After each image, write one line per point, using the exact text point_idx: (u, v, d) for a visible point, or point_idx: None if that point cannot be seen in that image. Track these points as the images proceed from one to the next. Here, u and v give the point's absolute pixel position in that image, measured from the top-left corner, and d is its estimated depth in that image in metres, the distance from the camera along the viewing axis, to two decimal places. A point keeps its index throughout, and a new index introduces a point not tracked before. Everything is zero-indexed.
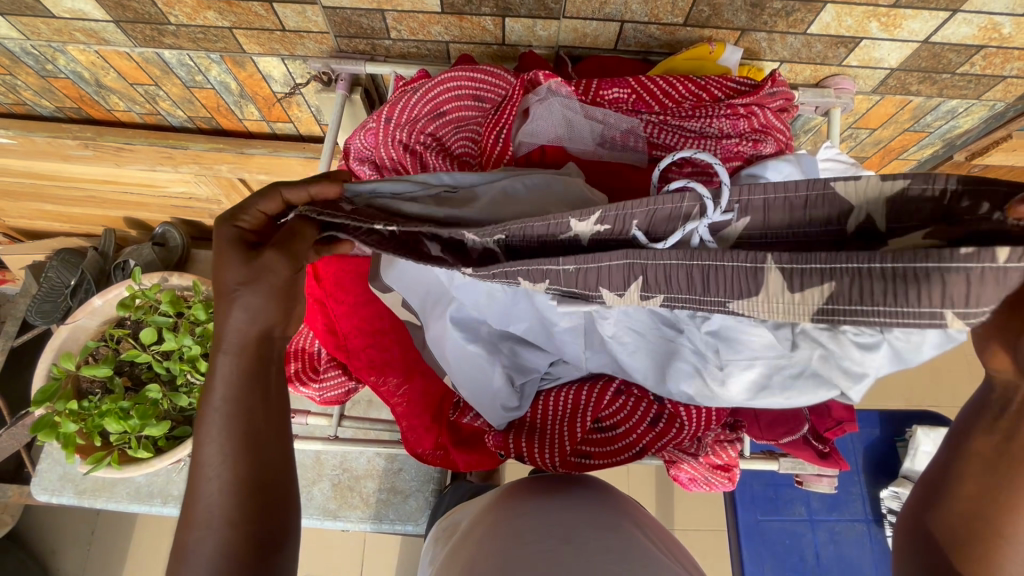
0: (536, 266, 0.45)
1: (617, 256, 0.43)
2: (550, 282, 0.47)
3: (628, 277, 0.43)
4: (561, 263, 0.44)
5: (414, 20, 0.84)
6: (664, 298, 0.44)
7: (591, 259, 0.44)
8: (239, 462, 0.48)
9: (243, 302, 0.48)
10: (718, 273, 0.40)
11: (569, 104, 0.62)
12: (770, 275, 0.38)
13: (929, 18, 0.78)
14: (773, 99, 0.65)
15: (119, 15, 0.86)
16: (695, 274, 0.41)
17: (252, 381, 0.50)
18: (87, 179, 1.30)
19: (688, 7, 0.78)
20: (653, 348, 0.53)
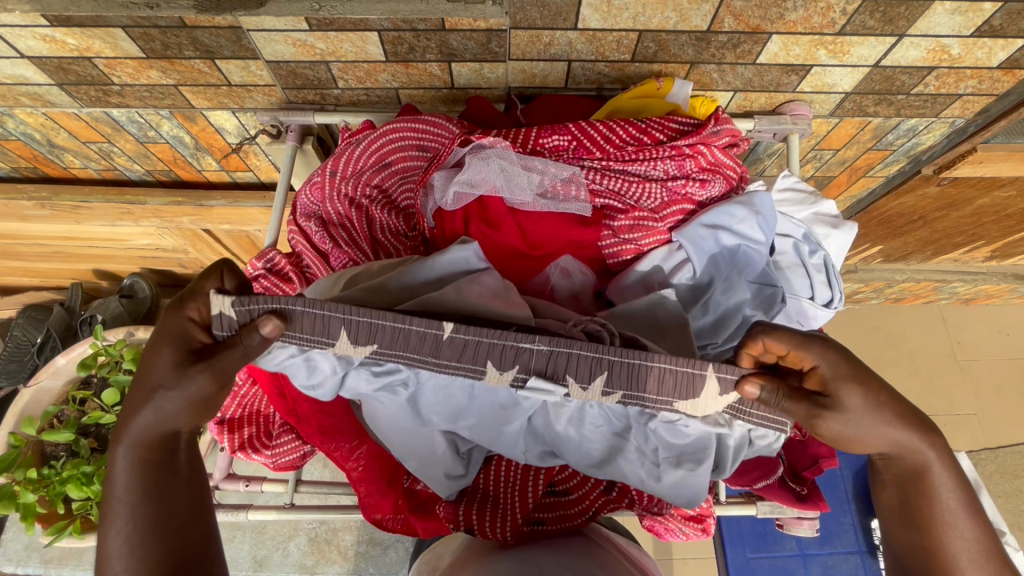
0: (512, 341, 0.45)
1: (586, 346, 0.46)
2: (520, 367, 0.46)
3: (596, 370, 0.46)
4: (535, 339, 0.45)
5: (359, 69, 0.83)
6: (622, 395, 0.47)
7: (565, 343, 0.45)
8: (147, 549, 0.44)
9: (155, 403, 0.46)
10: (648, 371, 0.46)
11: (505, 156, 0.60)
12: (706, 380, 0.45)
13: (876, 44, 0.77)
14: (718, 138, 0.64)
15: (62, 78, 0.85)
16: (653, 374, 0.46)
17: (158, 467, 0.47)
18: (49, 236, 1.28)
19: (634, 44, 0.77)
20: (605, 436, 0.52)
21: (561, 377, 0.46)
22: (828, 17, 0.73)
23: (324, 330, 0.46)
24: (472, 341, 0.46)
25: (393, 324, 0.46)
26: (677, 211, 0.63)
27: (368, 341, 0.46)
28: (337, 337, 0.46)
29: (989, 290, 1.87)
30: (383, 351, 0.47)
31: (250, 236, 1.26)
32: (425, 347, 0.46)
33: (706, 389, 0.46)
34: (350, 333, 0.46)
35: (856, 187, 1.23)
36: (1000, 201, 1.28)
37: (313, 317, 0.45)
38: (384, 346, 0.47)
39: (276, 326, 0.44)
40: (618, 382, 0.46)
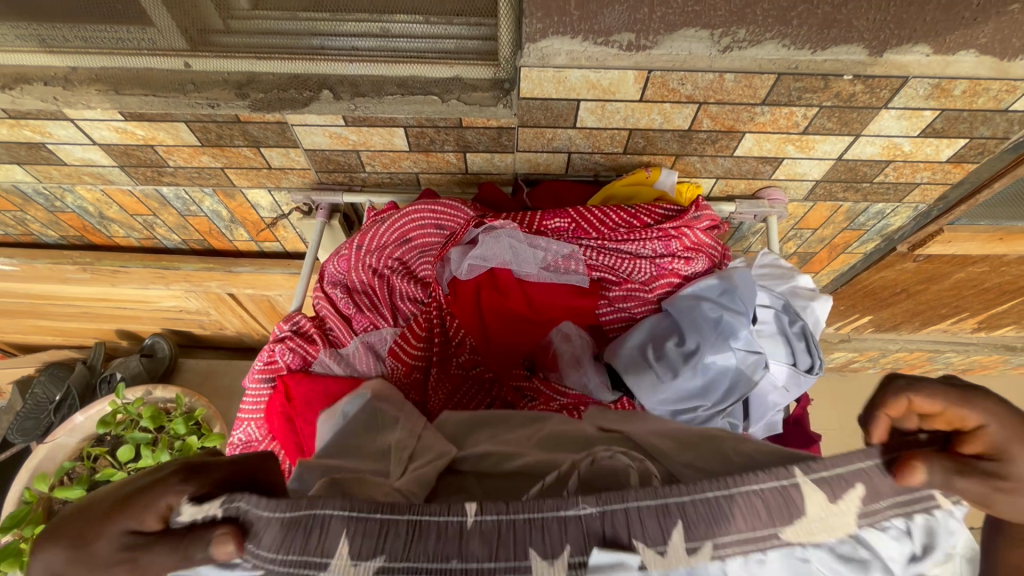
0: (546, 513, 0.35)
1: (644, 492, 0.35)
2: (571, 550, 0.34)
3: (667, 526, 0.35)
4: (579, 502, 0.35)
5: (385, 157, 0.95)
6: (713, 545, 0.35)
7: (617, 496, 0.35)
8: None
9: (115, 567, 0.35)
10: (740, 503, 0.36)
11: (514, 235, 0.68)
12: (802, 489, 0.36)
13: (837, 142, 0.88)
14: (699, 221, 0.73)
15: (125, 161, 0.97)
16: (735, 506, 0.36)
17: None
18: (83, 298, 1.37)
19: (625, 140, 0.89)
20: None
21: (626, 544, 0.34)
22: (792, 120, 0.84)
23: (321, 542, 0.34)
24: (512, 513, 0.35)
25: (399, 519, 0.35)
26: (665, 283, 0.71)
27: (371, 555, 0.34)
28: (336, 553, 0.34)
29: (983, 361, 1.90)
30: (388, 567, 0.34)
31: (272, 300, 1.35)
32: (447, 548, 0.34)
33: (814, 501, 0.36)
34: (350, 539, 0.34)
35: (836, 262, 1.32)
36: (977, 275, 1.36)
37: (288, 516, 0.34)
38: (389, 559, 0.34)
39: (233, 546, 0.34)
40: (698, 530, 0.35)
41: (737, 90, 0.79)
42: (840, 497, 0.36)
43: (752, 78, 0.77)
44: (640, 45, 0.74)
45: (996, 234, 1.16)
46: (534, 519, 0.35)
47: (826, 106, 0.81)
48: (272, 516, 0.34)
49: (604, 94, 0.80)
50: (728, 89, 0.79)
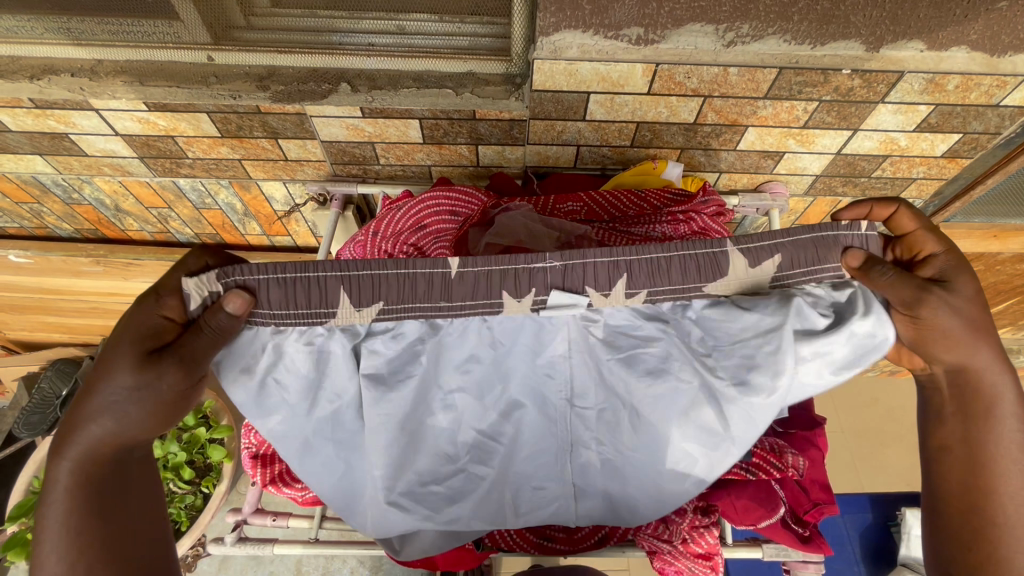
0: (526, 264, 0.53)
1: (599, 254, 0.53)
2: (535, 290, 0.54)
3: (613, 275, 0.54)
4: (549, 256, 0.53)
5: (400, 149, 0.98)
6: (646, 292, 0.54)
7: (574, 256, 0.53)
8: (88, 526, 0.51)
9: (117, 411, 0.52)
10: (670, 261, 0.54)
11: (529, 215, 0.74)
12: (729, 254, 0.54)
13: (836, 136, 0.92)
14: (707, 207, 0.75)
15: (145, 152, 0.99)
16: (674, 263, 0.53)
17: (92, 480, 0.52)
18: (95, 292, 1.38)
19: (632, 133, 0.92)
20: (650, 340, 0.57)
21: (580, 288, 0.54)
22: (793, 114, 0.88)
23: (321, 296, 0.52)
24: (494, 261, 0.53)
25: (395, 270, 0.52)
26: None
27: (375, 297, 0.53)
28: (339, 304, 0.53)
29: None
30: (388, 307, 0.53)
31: None
32: (434, 291, 0.53)
33: (735, 260, 0.54)
34: (349, 292, 0.52)
35: None
36: (972, 275, 1.40)
37: (305, 280, 0.52)
38: (389, 300, 0.53)
39: (243, 300, 0.51)
40: (640, 282, 0.54)
41: (740, 83, 0.83)
42: (757, 262, 0.54)
43: (755, 72, 0.81)
44: (648, 39, 0.77)
45: (989, 232, 1.19)
46: (519, 263, 0.53)
47: (825, 100, 0.85)
48: (269, 275, 0.51)
49: (613, 87, 0.84)
50: (732, 83, 0.83)
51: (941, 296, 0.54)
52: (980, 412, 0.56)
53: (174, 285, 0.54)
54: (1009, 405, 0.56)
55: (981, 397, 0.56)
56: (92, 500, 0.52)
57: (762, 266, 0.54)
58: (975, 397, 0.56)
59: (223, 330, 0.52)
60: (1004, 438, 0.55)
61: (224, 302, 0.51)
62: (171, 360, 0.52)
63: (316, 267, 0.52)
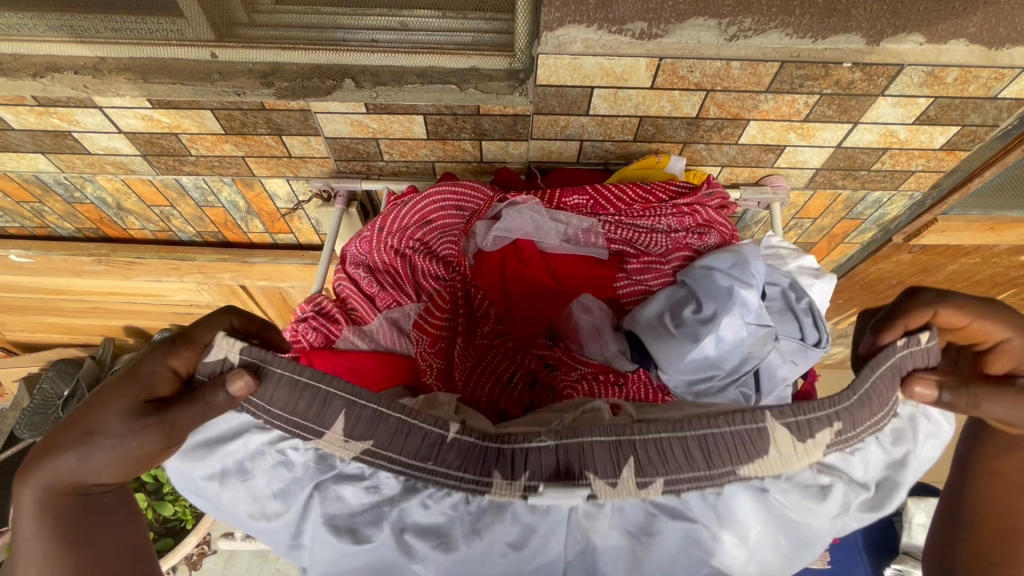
0: (524, 441, 0.48)
1: (601, 434, 0.47)
2: (530, 469, 0.48)
3: (619, 461, 0.47)
4: (543, 438, 0.48)
5: (404, 145, 0.98)
6: (662, 482, 0.47)
7: (572, 434, 0.48)
8: (49, 557, 0.48)
9: (88, 451, 0.47)
10: (713, 439, 0.47)
11: (536, 209, 0.74)
12: (775, 431, 0.47)
13: (836, 129, 0.93)
14: (711, 199, 0.76)
15: (147, 150, 0.99)
16: (687, 445, 0.47)
17: (59, 511, 0.48)
18: (96, 291, 1.38)
19: (635, 127, 0.93)
20: (649, 525, 0.49)
21: (578, 475, 0.47)
22: (794, 107, 0.89)
23: (320, 412, 0.48)
24: (499, 440, 0.48)
25: (397, 416, 0.48)
26: (680, 256, 0.74)
27: (364, 437, 0.48)
28: (330, 427, 0.48)
29: None
30: (377, 450, 0.48)
31: (283, 292, 1.38)
32: (429, 452, 0.48)
33: (778, 439, 0.47)
34: (345, 421, 0.48)
35: (835, 252, 1.37)
36: (969, 267, 1.41)
37: (307, 391, 0.48)
38: (378, 444, 0.48)
39: (246, 382, 0.46)
40: (649, 467, 0.47)
41: (742, 77, 0.83)
42: (806, 438, 0.48)
43: (757, 65, 0.81)
44: (651, 33, 0.78)
45: (987, 224, 1.20)
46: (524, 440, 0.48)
47: (826, 94, 0.86)
48: (284, 373, 0.47)
49: (616, 82, 0.84)
50: (734, 77, 0.83)
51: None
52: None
53: (199, 333, 0.51)
54: None
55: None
56: (60, 528, 0.48)
57: (814, 439, 0.48)
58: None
59: (215, 407, 0.47)
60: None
61: (227, 380, 0.46)
62: (154, 417, 0.47)
63: (331, 385, 0.48)
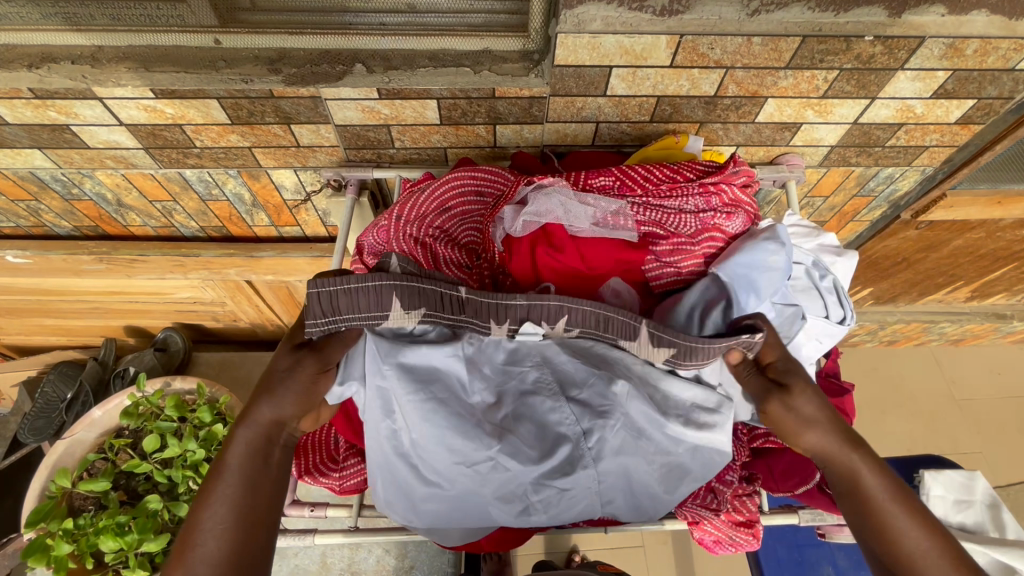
0: (502, 301, 0.63)
1: (554, 298, 0.64)
2: (508, 320, 0.65)
3: (559, 314, 0.65)
4: (517, 298, 0.63)
5: (416, 131, 0.96)
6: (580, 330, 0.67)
7: (539, 297, 0.64)
8: (240, 488, 0.51)
9: (275, 390, 0.56)
10: (610, 320, 0.66)
11: (563, 192, 0.72)
12: (639, 329, 0.65)
13: (854, 105, 0.92)
14: (738, 177, 0.75)
15: (150, 142, 0.96)
16: (600, 318, 0.65)
17: (253, 454, 0.54)
18: (97, 291, 1.35)
19: (652, 107, 0.92)
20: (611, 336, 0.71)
21: (539, 321, 0.65)
22: (813, 84, 0.88)
23: (378, 300, 0.60)
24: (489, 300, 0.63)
25: (430, 287, 0.61)
26: (709, 237, 0.73)
27: (416, 306, 0.61)
28: (392, 307, 0.60)
29: (975, 330, 1.96)
30: (428, 315, 0.62)
31: (290, 286, 1.36)
32: (454, 309, 0.63)
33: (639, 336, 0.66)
34: (401, 299, 0.60)
35: (844, 230, 1.39)
36: (974, 242, 1.43)
37: (371, 292, 0.59)
38: (429, 310, 0.62)
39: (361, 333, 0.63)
40: (576, 320, 0.66)
41: (763, 54, 0.82)
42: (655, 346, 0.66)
43: (778, 41, 0.80)
44: (673, 10, 0.76)
45: (995, 198, 1.21)
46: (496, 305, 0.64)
47: (846, 69, 0.85)
48: (343, 289, 0.58)
49: (635, 60, 0.83)
50: (755, 53, 0.82)
51: (778, 403, 0.64)
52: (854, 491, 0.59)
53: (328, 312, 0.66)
54: (868, 476, 0.59)
55: (847, 478, 0.60)
56: (251, 467, 0.53)
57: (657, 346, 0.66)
58: (845, 482, 0.60)
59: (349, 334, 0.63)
60: (875, 500, 0.58)
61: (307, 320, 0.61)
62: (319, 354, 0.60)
63: (380, 280, 0.59)
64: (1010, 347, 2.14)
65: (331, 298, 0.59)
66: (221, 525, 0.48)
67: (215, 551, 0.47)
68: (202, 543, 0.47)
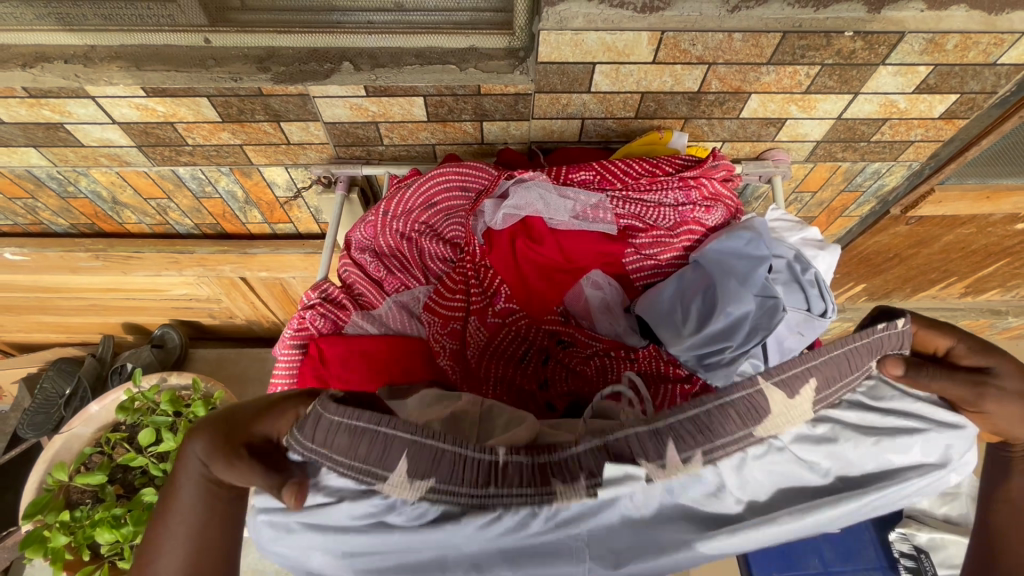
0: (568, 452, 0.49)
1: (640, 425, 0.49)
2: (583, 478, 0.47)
3: (661, 446, 0.48)
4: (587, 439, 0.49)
5: (404, 128, 0.98)
6: (701, 455, 0.48)
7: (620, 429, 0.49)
8: (197, 520, 0.46)
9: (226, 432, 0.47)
10: (729, 410, 0.49)
11: (543, 186, 0.74)
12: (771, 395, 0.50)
13: (837, 100, 0.93)
14: (717, 171, 0.76)
15: (143, 140, 0.98)
16: (703, 428, 0.48)
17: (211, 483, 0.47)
18: (95, 288, 1.37)
19: (637, 104, 0.93)
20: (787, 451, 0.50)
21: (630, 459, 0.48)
22: (795, 79, 0.89)
23: (381, 457, 0.47)
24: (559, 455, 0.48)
25: (450, 445, 0.48)
26: (688, 231, 0.74)
27: (427, 473, 0.47)
28: (394, 469, 0.47)
29: (970, 326, 1.96)
30: (439, 487, 0.47)
31: (284, 282, 1.37)
32: (485, 478, 0.48)
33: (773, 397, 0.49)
34: (407, 461, 0.47)
35: (834, 225, 1.40)
36: (964, 238, 1.43)
37: (369, 435, 0.47)
38: (443, 479, 0.47)
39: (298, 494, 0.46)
40: (689, 443, 0.48)
41: (744, 50, 0.83)
42: (794, 394, 0.50)
43: (759, 37, 0.81)
44: (654, 6, 0.77)
45: (984, 193, 1.21)
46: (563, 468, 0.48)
47: (827, 64, 0.86)
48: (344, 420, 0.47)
49: (618, 57, 0.84)
50: (736, 49, 0.83)
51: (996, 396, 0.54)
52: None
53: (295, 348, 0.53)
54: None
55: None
56: (209, 496, 0.46)
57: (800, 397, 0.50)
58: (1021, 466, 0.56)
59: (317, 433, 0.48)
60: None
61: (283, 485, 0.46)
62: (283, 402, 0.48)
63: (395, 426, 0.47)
64: (1006, 344, 2.14)
65: (326, 429, 0.47)
66: (177, 555, 0.44)
67: None
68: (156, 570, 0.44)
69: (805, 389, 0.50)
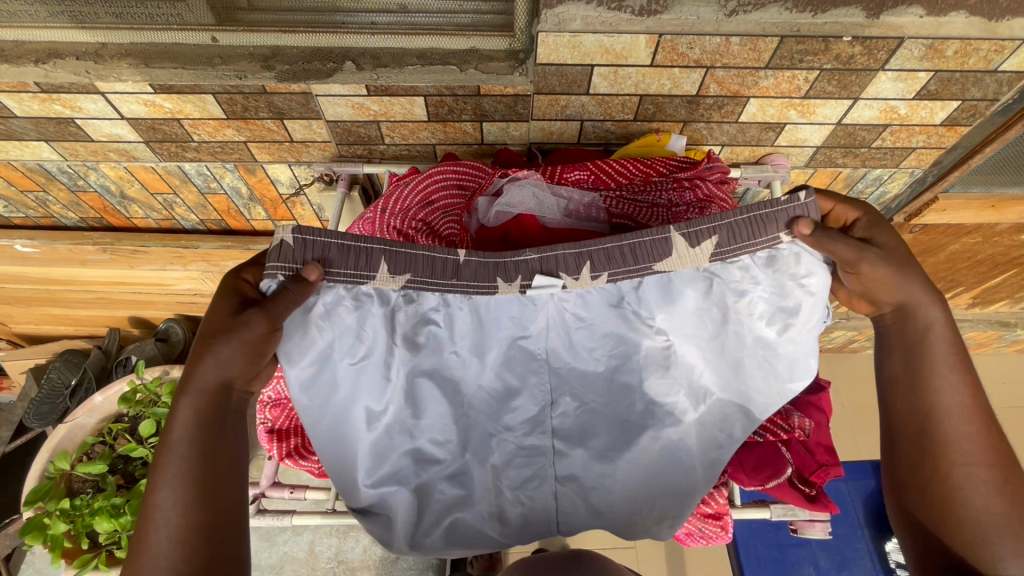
0: (511, 259, 0.64)
1: (567, 246, 0.64)
2: (519, 277, 0.65)
3: (580, 262, 0.64)
4: (526, 252, 0.64)
5: (405, 128, 0.99)
6: (608, 275, 0.65)
7: (550, 250, 0.64)
8: (191, 463, 0.50)
9: (218, 352, 0.53)
10: (639, 247, 0.63)
11: (537, 184, 0.75)
12: (676, 238, 0.62)
13: (836, 105, 0.93)
14: (712, 173, 0.75)
15: (151, 136, 1.00)
16: (626, 251, 0.63)
17: (205, 422, 0.52)
18: (103, 282, 1.40)
19: (635, 106, 0.93)
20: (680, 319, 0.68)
21: (555, 273, 0.64)
22: (794, 84, 0.89)
23: (365, 263, 0.62)
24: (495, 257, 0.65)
25: (422, 251, 0.63)
26: None
27: (404, 271, 0.64)
28: (377, 270, 0.63)
29: (978, 338, 1.93)
30: (415, 279, 0.64)
31: None
32: (447, 273, 0.65)
33: (677, 244, 0.62)
34: (389, 265, 0.63)
35: None
36: (970, 247, 1.42)
37: (351, 254, 0.61)
38: (416, 274, 0.64)
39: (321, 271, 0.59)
40: (600, 265, 0.64)
41: (742, 53, 0.83)
42: (698, 243, 0.62)
43: (757, 41, 0.81)
44: (651, 9, 0.77)
45: (988, 202, 1.20)
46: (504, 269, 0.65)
47: (826, 69, 0.86)
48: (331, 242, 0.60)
49: (616, 59, 0.84)
50: (734, 53, 0.83)
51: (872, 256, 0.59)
52: (922, 345, 0.60)
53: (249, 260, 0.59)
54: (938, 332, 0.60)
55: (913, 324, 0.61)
56: (204, 436, 0.52)
57: (701, 247, 0.62)
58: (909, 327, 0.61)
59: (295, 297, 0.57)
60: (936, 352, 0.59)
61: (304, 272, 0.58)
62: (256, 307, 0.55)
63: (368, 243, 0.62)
64: (1015, 357, 2.10)
65: (319, 249, 0.59)
66: (178, 498, 0.49)
67: (179, 518, 0.48)
68: (162, 508, 0.48)
69: (706, 242, 0.62)
